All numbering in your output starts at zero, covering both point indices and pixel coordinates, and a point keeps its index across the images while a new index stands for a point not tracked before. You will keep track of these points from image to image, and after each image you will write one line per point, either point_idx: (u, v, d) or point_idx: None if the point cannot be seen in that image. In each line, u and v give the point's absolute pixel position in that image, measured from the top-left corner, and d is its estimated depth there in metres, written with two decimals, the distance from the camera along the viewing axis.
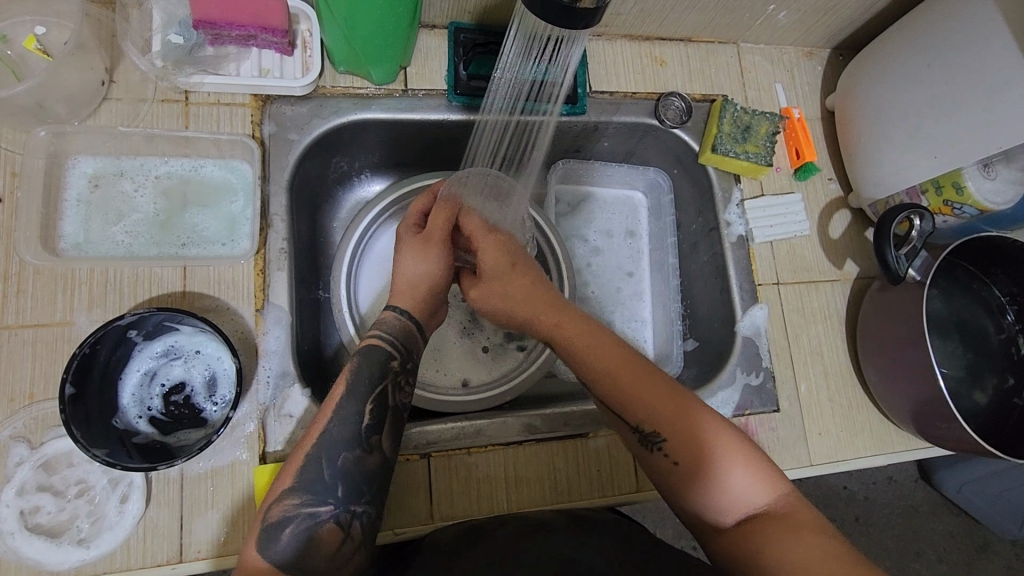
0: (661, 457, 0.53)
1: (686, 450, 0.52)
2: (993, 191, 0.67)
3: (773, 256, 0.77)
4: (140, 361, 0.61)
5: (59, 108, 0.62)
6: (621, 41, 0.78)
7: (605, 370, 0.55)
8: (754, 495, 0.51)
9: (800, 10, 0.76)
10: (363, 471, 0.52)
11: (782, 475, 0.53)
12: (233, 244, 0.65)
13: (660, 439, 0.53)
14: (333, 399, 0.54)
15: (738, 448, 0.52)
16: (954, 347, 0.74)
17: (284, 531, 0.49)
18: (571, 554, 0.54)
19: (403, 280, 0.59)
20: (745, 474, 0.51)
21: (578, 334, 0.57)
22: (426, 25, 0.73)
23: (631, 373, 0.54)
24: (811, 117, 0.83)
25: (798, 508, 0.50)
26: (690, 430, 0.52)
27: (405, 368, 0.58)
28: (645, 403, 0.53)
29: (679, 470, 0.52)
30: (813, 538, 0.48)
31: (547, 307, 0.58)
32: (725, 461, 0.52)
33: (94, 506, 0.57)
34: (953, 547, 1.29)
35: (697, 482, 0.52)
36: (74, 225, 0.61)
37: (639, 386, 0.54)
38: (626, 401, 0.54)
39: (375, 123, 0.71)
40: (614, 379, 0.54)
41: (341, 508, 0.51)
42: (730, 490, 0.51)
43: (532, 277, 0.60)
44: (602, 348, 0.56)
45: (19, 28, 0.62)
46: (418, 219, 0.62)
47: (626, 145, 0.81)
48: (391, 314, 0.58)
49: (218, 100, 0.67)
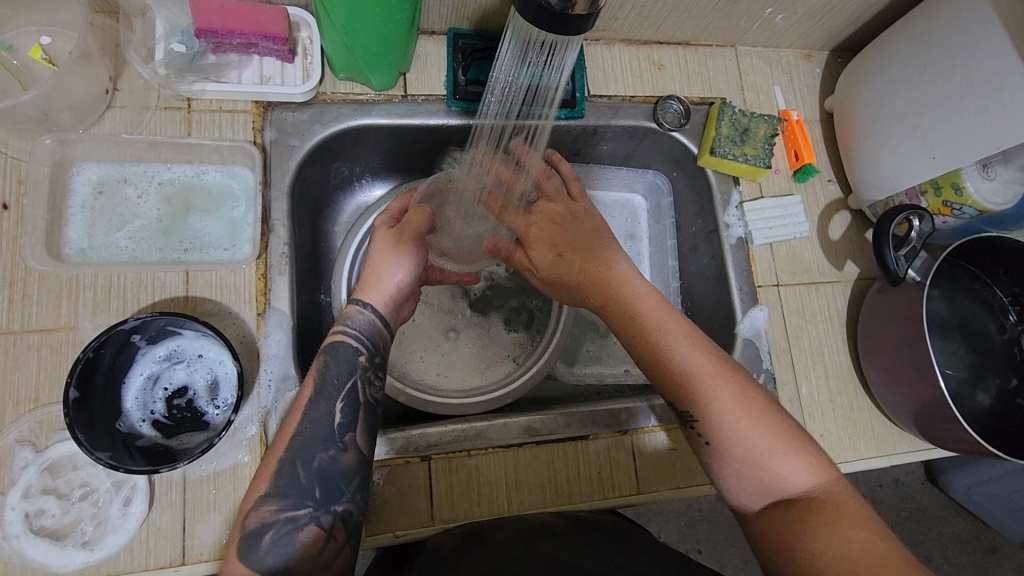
0: (698, 435, 0.55)
1: (724, 432, 0.53)
2: (993, 192, 0.67)
3: (772, 258, 0.77)
4: (143, 364, 0.62)
5: (64, 117, 0.63)
6: (620, 45, 0.79)
7: (652, 348, 0.57)
8: (799, 481, 0.51)
9: (798, 12, 0.76)
10: (340, 470, 0.53)
11: (833, 467, 0.52)
12: (235, 248, 0.66)
13: (697, 417, 0.55)
14: (303, 400, 0.54)
15: (782, 433, 0.52)
16: (957, 347, 0.74)
17: (263, 539, 0.49)
18: (568, 554, 0.54)
19: (372, 277, 0.60)
20: (788, 460, 0.51)
21: (630, 313, 0.59)
22: (426, 32, 0.74)
23: (677, 355, 0.56)
24: (810, 118, 0.83)
25: (843, 499, 0.49)
26: (731, 413, 0.53)
27: (375, 363, 0.58)
28: (686, 380, 0.55)
29: (714, 451, 0.54)
30: (857, 530, 0.47)
31: (597, 288, 0.62)
32: (768, 444, 0.52)
33: (98, 509, 0.57)
34: (962, 550, 1.28)
35: (736, 464, 0.52)
36: (79, 231, 0.62)
37: (684, 365, 0.56)
38: (670, 380, 0.56)
39: (375, 128, 0.72)
40: (659, 358, 0.57)
41: (321, 510, 0.51)
42: (772, 474, 0.51)
43: (585, 258, 0.63)
44: (652, 328, 0.58)
45: (25, 38, 0.63)
46: (395, 214, 0.66)
47: (624, 148, 0.81)
48: (355, 309, 0.59)
49: (220, 107, 0.68)
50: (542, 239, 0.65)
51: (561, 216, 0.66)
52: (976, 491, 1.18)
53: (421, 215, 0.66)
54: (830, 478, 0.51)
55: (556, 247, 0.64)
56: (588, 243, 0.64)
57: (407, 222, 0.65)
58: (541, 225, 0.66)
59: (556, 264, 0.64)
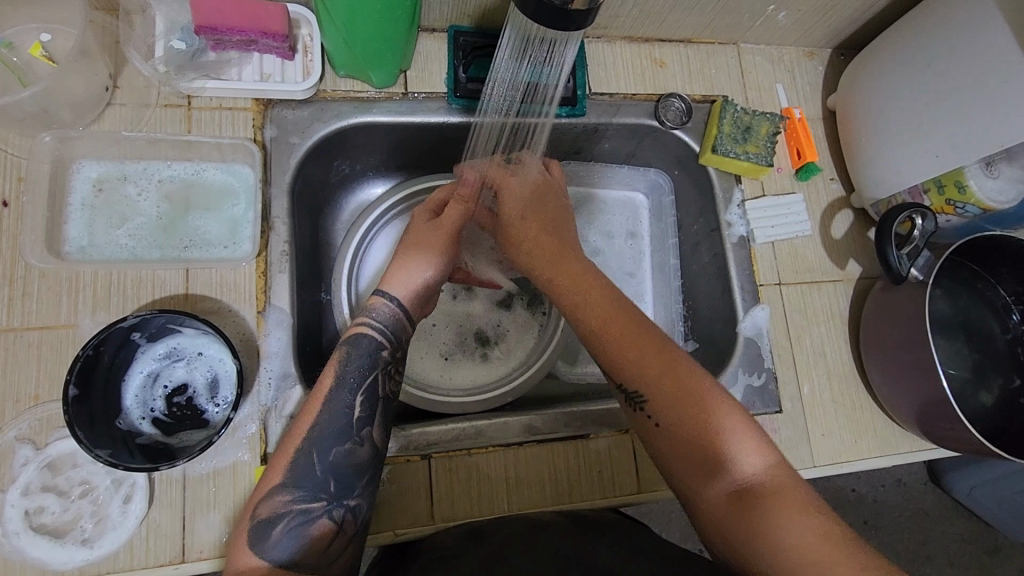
0: (646, 416, 0.55)
1: (670, 414, 0.53)
2: (996, 190, 0.67)
3: (774, 257, 0.77)
4: (143, 362, 0.62)
5: (64, 114, 0.63)
6: (621, 43, 0.78)
7: (595, 324, 0.59)
8: (745, 467, 0.50)
9: (800, 9, 0.76)
10: (354, 465, 0.53)
11: (781, 453, 0.52)
12: (235, 246, 0.66)
13: (644, 397, 0.55)
14: (322, 391, 0.54)
15: (730, 418, 0.52)
16: (960, 347, 0.74)
17: (274, 529, 0.49)
18: (571, 550, 0.54)
19: (399, 271, 0.62)
20: (736, 442, 0.51)
21: (576, 290, 0.61)
22: (426, 29, 0.74)
23: (623, 333, 0.57)
24: (812, 117, 0.83)
25: (790, 484, 0.50)
26: (677, 392, 0.54)
27: (396, 358, 0.58)
28: (632, 360, 0.56)
29: (661, 432, 0.54)
30: (805, 516, 0.47)
31: (553, 266, 0.63)
32: (716, 431, 0.52)
33: (98, 506, 0.57)
34: (964, 551, 1.28)
35: (683, 448, 0.52)
36: (79, 229, 0.62)
37: (630, 346, 0.57)
38: (619, 363, 0.57)
39: (378, 125, 0.71)
40: (607, 336, 0.58)
41: (334, 504, 0.51)
42: (719, 459, 0.51)
43: (546, 230, 0.65)
44: (598, 308, 0.60)
45: (25, 36, 0.63)
46: (435, 208, 0.68)
47: (626, 146, 0.81)
48: (381, 300, 0.59)
49: (221, 105, 0.67)
50: (517, 199, 0.66)
51: (538, 186, 0.68)
52: (979, 492, 1.18)
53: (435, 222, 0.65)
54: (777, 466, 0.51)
55: (526, 207, 0.66)
56: (551, 211, 0.67)
57: (446, 215, 0.66)
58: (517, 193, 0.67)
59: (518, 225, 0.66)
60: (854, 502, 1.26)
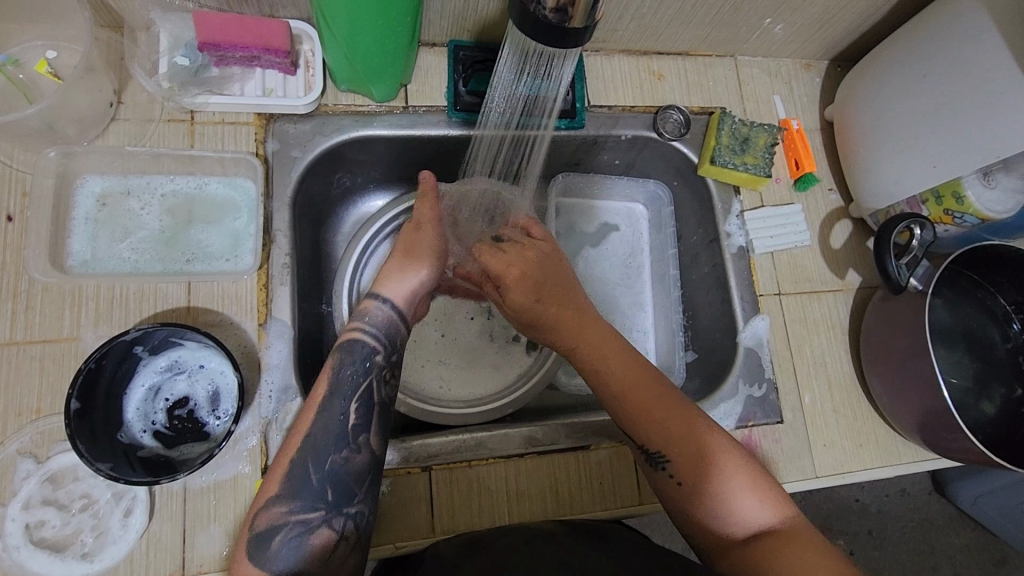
0: (667, 476, 0.56)
1: (691, 471, 0.54)
2: (994, 201, 0.67)
3: (774, 267, 0.77)
4: (144, 375, 0.62)
5: (69, 129, 0.63)
6: (619, 56, 0.79)
7: (614, 380, 0.59)
8: (762, 518, 0.52)
9: (796, 22, 0.76)
10: (352, 473, 0.52)
11: (791, 500, 0.54)
12: (237, 259, 0.66)
13: (665, 458, 0.56)
14: (317, 399, 0.54)
15: (747, 472, 0.54)
16: (960, 356, 0.74)
17: (274, 538, 0.49)
18: (573, 558, 0.53)
19: (393, 276, 0.60)
20: (743, 482, 0.54)
21: (595, 350, 0.60)
22: (426, 44, 0.74)
23: (643, 392, 0.57)
24: (810, 127, 0.83)
25: (804, 529, 0.52)
26: (695, 450, 0.55)
27: (391, 361, 0.57)
28: (652, 419, 0.56)
29: (683, 490, 0.55)
30: (812, 554, 0.49)
31: (573, 332, 0.61)
32: (733, 484, 0.53)
33: (98, 520, 0.57)
34: (970, 563, 1.26)
35: (702, 501, 0.54)
36: (82, 243, 0.63)
37: (657, 411, 0.56)
38: (644, 428, 0.57)
39: (378, 138, 0.72)
40: (622, 398, 0.58)
41: (332, 512, 0.51)
42: (738, 511, 0.53)
43: (562, 301, 0.62)
44: (616, 364, 0.59)
45: (31, 52, 0.64)
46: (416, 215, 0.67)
47: (625, 158, 0.81)
48: (373, 304, 0.58)
49: (223, 119, 0.68)
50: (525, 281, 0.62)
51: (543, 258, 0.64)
52: (984, 503, 1.17)
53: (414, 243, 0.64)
54: (790, 515, 0.53)
55: (541, 289, 0.62)
56: (560, 283, 0.63)
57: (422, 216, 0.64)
58: (521, 267, 0.63)
59: (534, 309, 0.62)
60: (857, 513, 1.25)
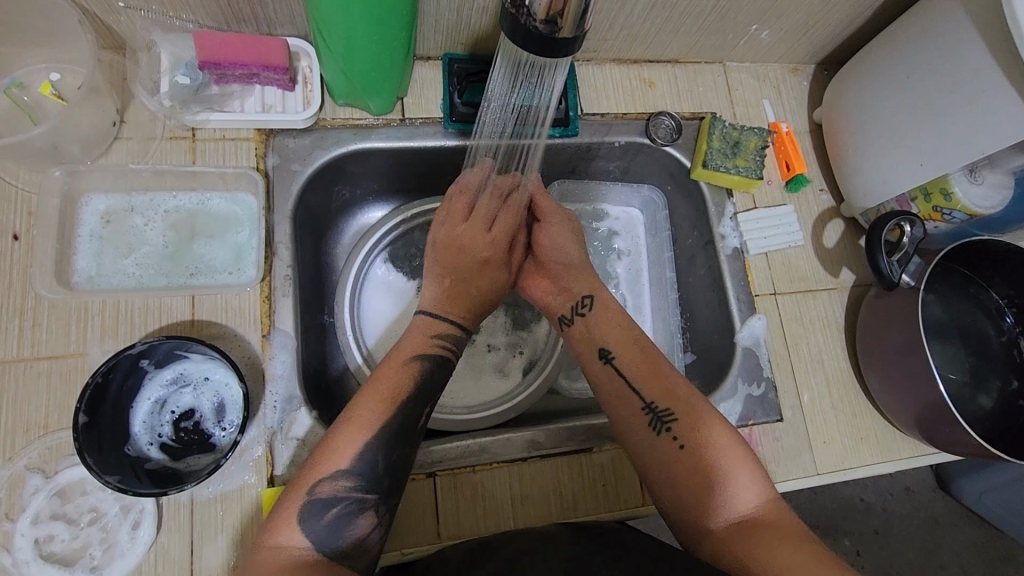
0: (671, 438, 0.59)
1: (694, 437, 0.58)
2: (980, 197, 0.68)
3: (768, 267, 0.78)
4: (151, 389, 0.63)
5: (74, 149, 0.64)
6: (611, 65, 0.81)
7: (627, 351, 0.64)
8: (749, 500, 0.55)
9: (782, 27, 0.78)
10: (406, 467, 0.55)
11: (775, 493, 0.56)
12: (240, 273, 0.67)
13: (672, 421, 0.60)
14: (399, 390, 0.57)
15: (739, 454, 0.57)
16: (956, 351, 0.75)
17: (329, 510, 0.50)
18: (578, 558, 0.54)
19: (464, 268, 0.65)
20: (742, 471, 0.56)
21: (608, 325, 0.66)
22: (421, 58, 0.76)
23: (658, 368, 0.63)
24: (799, 130, 0.85)
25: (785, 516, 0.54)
26: (701, 421, 0.59)
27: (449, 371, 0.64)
28: (663, 390, 0.62)
29: (682, 453, 0.58)
30: (797, 537, 0.51)
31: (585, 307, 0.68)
32: (728, 463, 0.56)
33: (107, 533, 0.58)
34: (977, 559, 1.26)
35: (697, 469, 0.57)
36: (87, 259, 0.64)
37: (673, 390, 0.61)
38: (656, 393, 0.61)
39: (376, 151, 0.73)
40: (634, 367, 0.63)
41: (382, 502, 0.53)
42: (730, 485, 0.55)
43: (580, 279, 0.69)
44: (628, 343, 0.65)
45: (35, 75, 0.66)
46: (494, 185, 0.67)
47: (619, 164, 0.83)
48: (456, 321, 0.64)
49: (224, 136, 0.70)
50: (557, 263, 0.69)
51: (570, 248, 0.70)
52: (988, 498, 1.17)
53: (488, 213, 0.66)
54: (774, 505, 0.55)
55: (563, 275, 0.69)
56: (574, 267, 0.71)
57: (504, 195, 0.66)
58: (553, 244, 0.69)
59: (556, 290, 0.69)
60: (862, 512, 1.26)
